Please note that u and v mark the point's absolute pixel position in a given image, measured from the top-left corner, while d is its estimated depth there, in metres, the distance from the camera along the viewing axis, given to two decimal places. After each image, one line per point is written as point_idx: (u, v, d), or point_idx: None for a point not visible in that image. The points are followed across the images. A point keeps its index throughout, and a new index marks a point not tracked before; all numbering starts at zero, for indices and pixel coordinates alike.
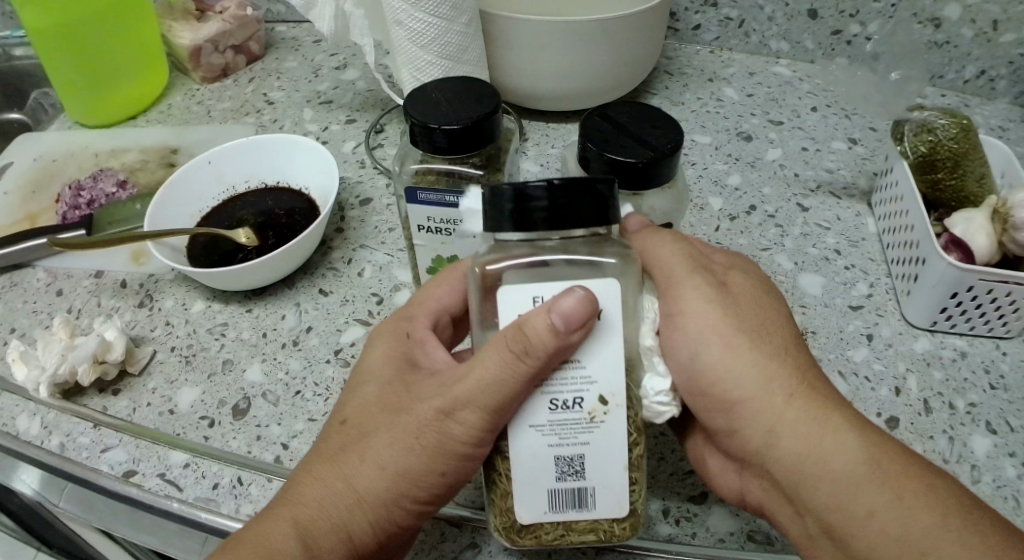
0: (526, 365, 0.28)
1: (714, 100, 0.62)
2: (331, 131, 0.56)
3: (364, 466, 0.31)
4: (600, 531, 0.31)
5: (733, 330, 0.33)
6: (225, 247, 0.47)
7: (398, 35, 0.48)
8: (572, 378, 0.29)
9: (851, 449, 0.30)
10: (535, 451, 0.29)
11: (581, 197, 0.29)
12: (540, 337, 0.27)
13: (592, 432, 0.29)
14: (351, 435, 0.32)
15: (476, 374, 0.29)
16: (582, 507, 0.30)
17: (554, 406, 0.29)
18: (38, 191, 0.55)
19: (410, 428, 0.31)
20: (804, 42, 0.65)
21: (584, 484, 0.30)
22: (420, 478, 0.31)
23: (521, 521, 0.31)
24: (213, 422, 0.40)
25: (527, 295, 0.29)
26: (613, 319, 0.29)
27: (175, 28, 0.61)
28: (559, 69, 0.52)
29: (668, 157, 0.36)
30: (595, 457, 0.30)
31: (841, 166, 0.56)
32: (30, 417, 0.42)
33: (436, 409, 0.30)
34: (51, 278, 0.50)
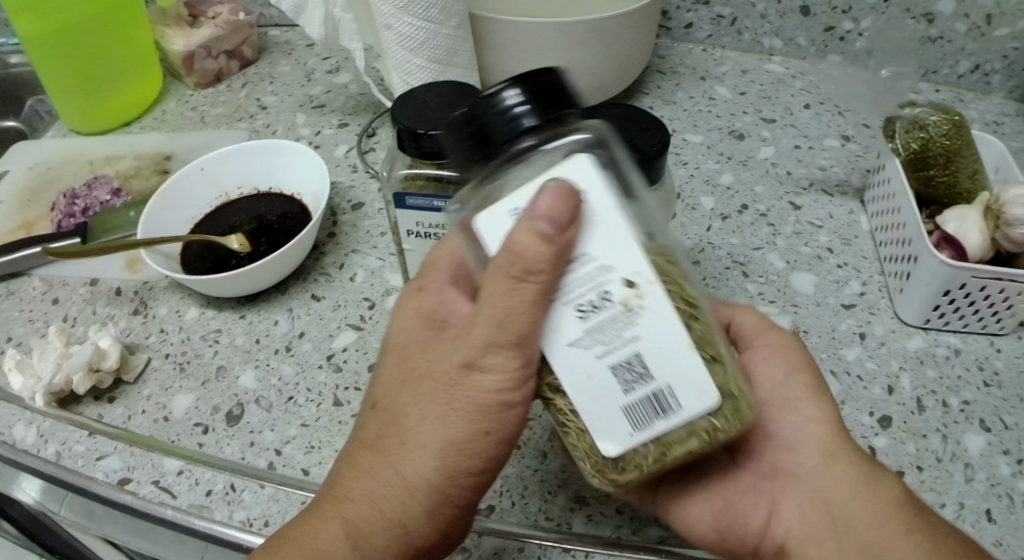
0: (531, 285, 0.26)
1: (706, 99, 0.62)
2: (323, 135, 0.56)
3: (409, 449, 0.30)
4: (703, 436, 0.26)
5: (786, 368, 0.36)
6: (220, 254, 0.47)
7: (388, 39, 0.48)
8: (588, 275, 0.26)
9: (890, 489, 0.32)
10: (586, 372, 0.26)
11: (542, 87, 0.27)
12: (529, 248, 0.25)
13: (634, 322, 0.26)
14: (385, 419, 0.31)
15: (493, 314, 0.27)
16: (667, 413, 0.26)
17: (581, 311, 0.26)
18: (33, 199, 0.55)
19: (441, 394, 0.30)
20: (797, 39, 0.64)
21: (655, 384, 0.26)
22: (464, 443, 0.30)
23: (610, 455, 0.27)
24: (208, 429, 0.41)
25: (505, 217, 0.26)
26: (601, 195, 0.26)
27: (168, 34, 0.61)
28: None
29: (655, 159, 0.36)
30: (652, 350, 0.26)
31: (834, 164, 0.56)
32: (27, 425, 0.42)
33: (462, 366, 0.29)
34: (47, 286, 0.50)
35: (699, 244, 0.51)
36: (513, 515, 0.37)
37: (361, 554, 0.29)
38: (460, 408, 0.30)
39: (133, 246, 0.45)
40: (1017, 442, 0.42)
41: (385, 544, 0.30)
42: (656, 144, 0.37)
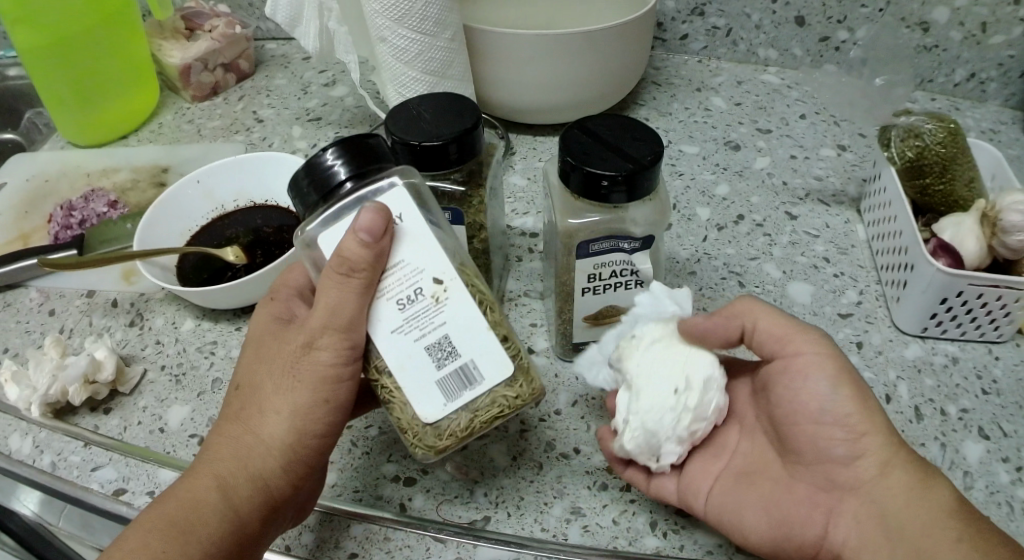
0: (357, 280, 0.31)
1: (701, 109, 0.62)
2: (319, 147, 0.57)
3: (263, 416, 0.33)
4: (501, 403, 0.33)
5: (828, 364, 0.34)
6: (216, 266, 0.47)
7: (382, 51, 0.48)
8: (403, 275, 0.31)
9: (948, 495, 0.32)
10: (405, 353, 0.31)
11: (355, 148, 0.32)
12: (356, 254, 0.30)
13: (442, 312, 0.31)
14: (246, 395, 0.34)
15: (324, 301, 0.31)
16: (472, 384, 0.32)
17: (401, 305, 0.31)
18: (30, 211, 0.55)
19: (289, 369, 0.33)
20: (793, 49, 0.65)
21: (461, 361, 0.31)
22: (307, 412, 0.33)
23: (427, 421, 0.32)
24: (203, 440, 0.41)
25: (336, 230, 0.32)
26: (411, 214, 0.32)
27: (165, 48, 0.61)
28: (544, 83, 0.52)
29: (648, 169, 0.36)
30: (458, 332, 0.31)
31: (830, 173, 0.56)
32: (22, 436, 0.42)
33: (303, 345, 0.33)
34: (44, 298, 0.50)
35: (694, 254, 0.51)
36: (508, 525, 0.36)
37: (226, 505, 0.32)
38: (309, 379, 0.33)
39: (128, 258, 0.45)
40: (1017, 450, 0.42)
41: (246, 501, 0.32)
42: (649, 154, 0.36)
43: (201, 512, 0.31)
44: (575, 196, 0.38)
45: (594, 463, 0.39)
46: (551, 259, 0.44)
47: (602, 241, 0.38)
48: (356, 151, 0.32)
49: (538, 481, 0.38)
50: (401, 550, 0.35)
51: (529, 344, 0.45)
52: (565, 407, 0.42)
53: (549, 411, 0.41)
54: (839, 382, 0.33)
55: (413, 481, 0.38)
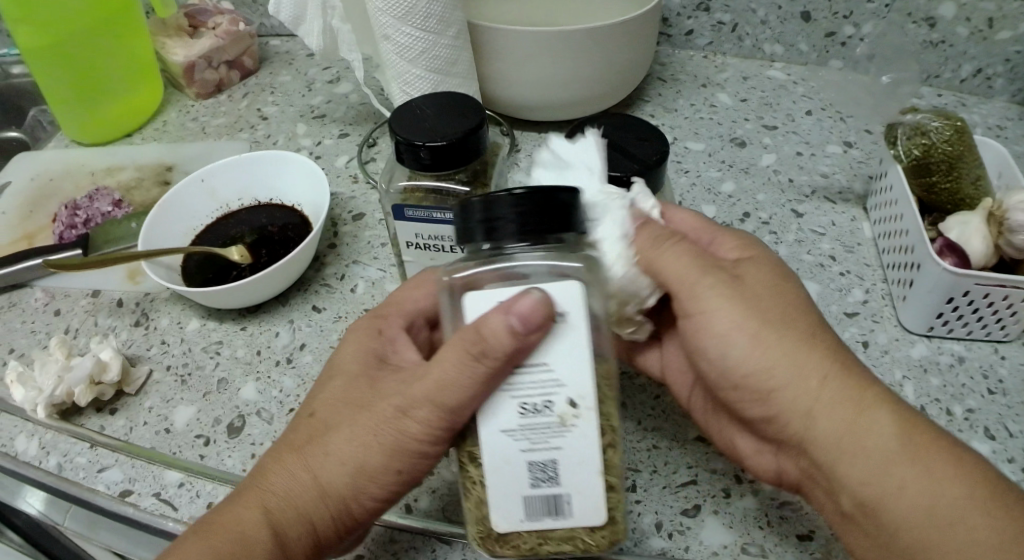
0: (482, 367, 0.28)
1: (707, 106, 0.62)
2: (323, 145, 0.57)
3: (329, 461, 0.32)
4: (578, 541, 0.30)
5: (753, 320, 0.31)
6: (221, 265, 0.48)
7: (386, 49, 0.48)
8: (539, 381, 0.29)
9: (891, 436, 0.29)
10: (507, 461, 0.29)
11: (542, 206, 0.29)
12: (500, 341, 0.28)
13: (563, 436, 0.29)
14: (316, 430, 0.33)
15: (436, 372, 0.30)
16: (559, 515, 0.30)
17: (523, 410, 0.29)
18: (34, 210, 0.55)
19: (370, 425, 0.32)
20: (799, 45, 0.65)
21: (560, 490, 0.29)
22: (374, 475, 0.32)
23: (498, 530, 0.30)
24: (209, 441, 0.41)
25: (485, 299, 0.29)
26: (577, 320, 0.29)
27: (168, 45, 0.61)
28: (549, 79, 0.52)
29: (653, 169, 0.36)
30: (570, 461, 0.29)
31: (836, 170, 0.56)
32: (28, 438, 0.42)
33: (395, 407, 0.32)
34: (48, 298, 0.50)
35: None
36: None
37: (272, 542, 0.32)
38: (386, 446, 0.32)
39: (134, 257, 0.45)
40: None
41: (290, 539, 0.32)
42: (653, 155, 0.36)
43: (250, 545, 0.31)
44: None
45: None
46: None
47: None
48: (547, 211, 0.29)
49: None
50: (407, 551, 0.36)
51: None
52: None
53: None
54: (757, 340, 0.31)
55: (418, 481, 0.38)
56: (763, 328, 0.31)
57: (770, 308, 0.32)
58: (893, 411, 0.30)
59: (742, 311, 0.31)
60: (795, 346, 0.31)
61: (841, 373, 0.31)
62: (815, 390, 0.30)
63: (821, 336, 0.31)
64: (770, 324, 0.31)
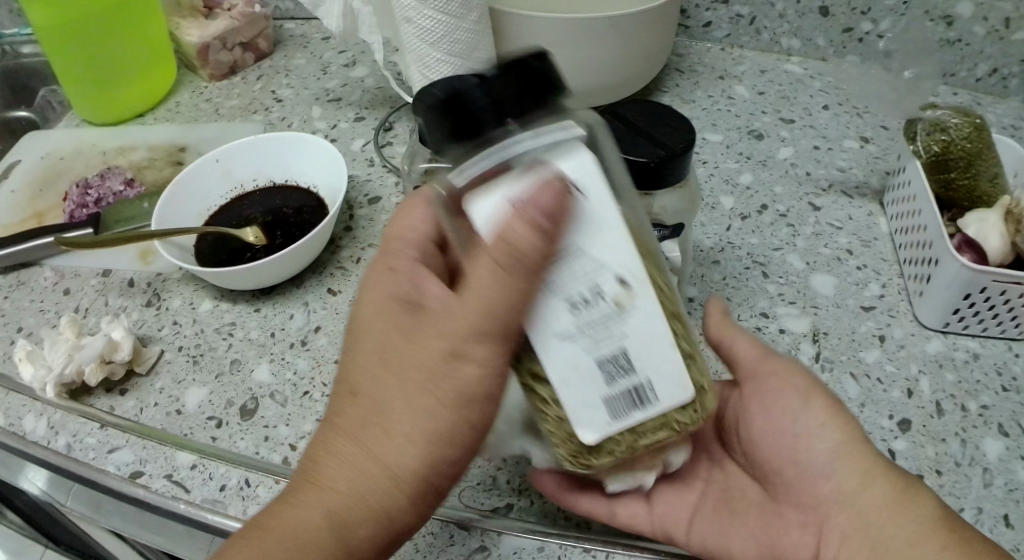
0: (521, 275, 0.26)
1: (725, 98, 0.62)
2: (339, 128, 0.59)
3: (389, 439, 0.29)
4: (673, 424, 0.28)
5: (816, 401, 0.36)
6: (233, 247, 0.47)
7: (407, 32, 0.48)
8: (581, 271, 0.26)
9: (929, 511, 0.32)
10: (572, 366, 0.27)
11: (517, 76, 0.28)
12: (529, 240, 0.25)
13: (623, 321, 0.27)
14: (365, 408, 0.30)
15: (480, 298, 0.27)
16: (645, 405, 0.27)
17: (573, 306, 0.26)
18: (45, 188, 0.55)
19: (423, 383, 0.29)
20: (816, 40, 0.65)
21: (637, 378, 0.27)
22: (444, 439, 0.29)
23: (588, 442, 0.27)
24: (221, 423, 0.40)
25: (492, 198, 0.26)
26: (595, 194, 0.27)
27: (183, 25, 0.62)
28: (569, 66, 0.51)
29: (680, 156, 0.35)
30: (638, 347, 0.27)
31: (852, 165, 0.56)
32: (37, 417, 0.41)
33: (444, 352, 0.28)
34: (58, 277, 0.50)
35: (718, 243, 0.51)
36: (531, 514, 0.36)
37: (343, 545, 0.29)
38: (445, 401, 0.29)
39: (147, 237, 0.45)
40: None
41: (364, 537, 0.29)
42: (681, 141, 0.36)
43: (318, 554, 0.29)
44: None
45: None
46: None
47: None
48: (519, 81, 0.28)
49: None
50: (424, 536, 0.35)
51: None
52: None
53: None
54: (820, 415, 0.35)
55: None
56: (798, 440, 0.35)
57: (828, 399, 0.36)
58: (932, 499, 0.33)
59: (780, 419, 0.36)
60: (850, 428, 0.35)
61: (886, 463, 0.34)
62: (862, 465, 0.34)
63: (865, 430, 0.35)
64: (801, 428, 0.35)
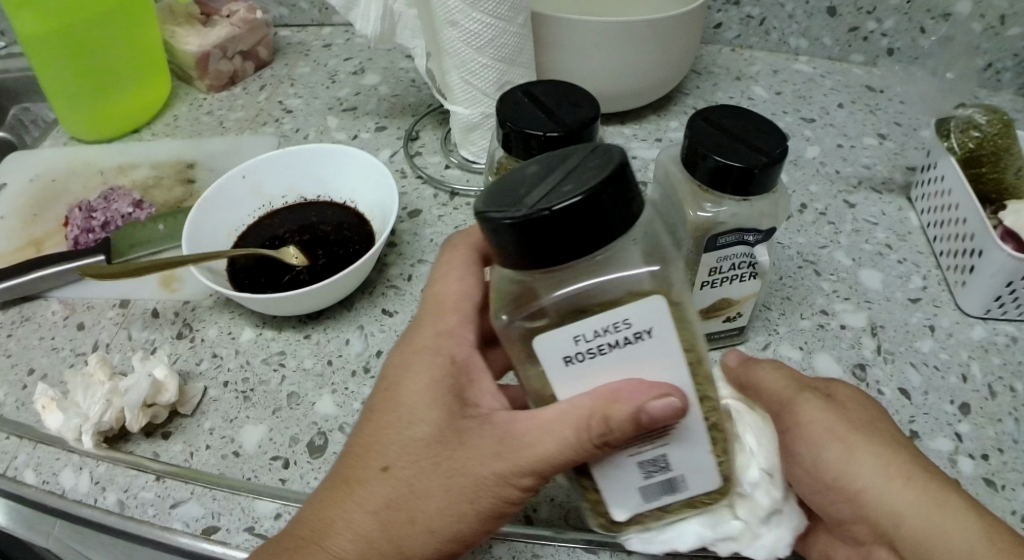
0: (596, 444, 0.26)
1: (746, 98, 0.64)
2: (360, 138, 0.56)
3: (414, 527, 0.29)
4: (695, 503, 0.30)
5: (844, 427, 0.32)
6: (273, 268, 0.44)
7: (449, 36, 0.46)
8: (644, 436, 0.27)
9: (977, 535, 0.29)
10: (614, 466, 0.28)
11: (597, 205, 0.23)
12: (624, 428, 0.25)
13: (669, 436, 0.27)
14: (396, 489, 0.29)
15: (550, 440, 0.27)
16: (675, 492, 0.29)
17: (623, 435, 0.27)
18: (41, 213, 0.50)
19: (470, 490, 0.28)
20: (823, 39, 0.66)
21: (672, 474, 0.28)
22: (463, 539, 0.29)
23: (617, 518, 0.29)
24: (289, 463, 0.36)
25: (565, 338, 0.25)
26: (668, 339, 0.26)
27: (178, 33, 0.58)
28: (609, 67, 0.53)
29: (779, 163, 0.35)
30: (677, 455, 0.28)
31: (876, 162, 0.58)
32: (76, 471, 0.36)
33: (498, 473, 0.28)
34: (69, 310, 0.45)
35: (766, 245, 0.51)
36: None
37: None
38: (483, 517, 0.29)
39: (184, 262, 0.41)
40: None
41: None
42: (778, 146, 0.35)
43: None
44: (705, 189, 0.37)
45: None
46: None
47: (731, 234, 0.37)
48: (595, 211, 0.23)
49: None
50: None
51: None
52: None
53: None
54: (847, 444, 0.32)
55: None
56: (835, 483, 0.32)
57: (862, 420, 0.33)
58: (978, 517, 0.30)
59: (811, 461, 0.32)
60: (887, 449, 0.32)
61: (925, 478, 0.31)
62: (897, 488, 0.31)
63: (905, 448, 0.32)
64: (839, 467, 0.32)
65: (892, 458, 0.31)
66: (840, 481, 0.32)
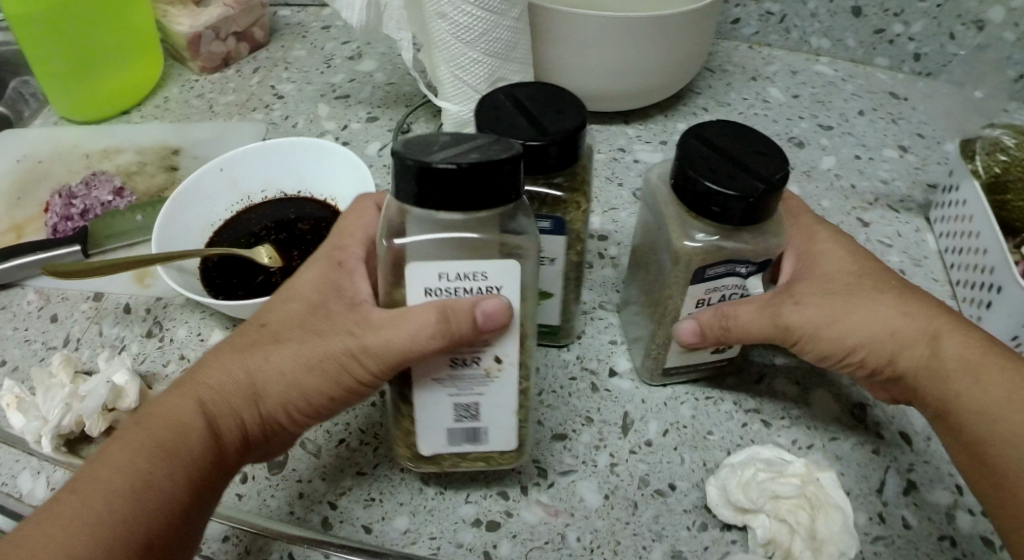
0: (437, 343, 0.28)
1: (760, 101, 0.61)
2: (351, 128, 0.54)
3: (271, 369, 0.30)
4: (490, 459, 0.33)
5: (821, 288, 0.36)
6: (246, 268, 0.42)
7: (439, 28, 0.44)
8: (471, 378, 0.30)
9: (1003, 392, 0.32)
10: (433, 400, 0.31)
11: (489, 178, 0.25)
12: (462, 326, 0.27)
13: (486, 385, 0.30)
14: (267, 337, 0.31)
15: (400, 316, 0.29)
16: (476, 442, 0.32)
17: (454, 363, 0.29)
18: (24, 196, 0.49)
19: (325, 350, 0.30)
20: (846, 40, 0.62)
21: (478, 425, 0.31)
22: (314, 398, 0.30)
23: (422, 453, 0.32)
24: (247, 478, 0.36)
25: (435, 269, 0.28)
26: (512, 295, 0.29)
27: (171, 13, 0.57)
28: (613, 66, 0.50)
29: (777, 190, 0.32)
30: (488, 403, 0.31)
31: (895, 177, 0.54)
32: (33, 476, 0.36)
33: (353, 344, 0.30)
34: (43, 300, 0.44)
35: None
36: None
37: (202, 431, 0.29)
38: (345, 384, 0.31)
39: (152, 262, 0.40)
40: None
41: (216, 435, 0.30)
42: (780, 167, 0.33)
43: (176, 428, 0.29)
44: (694, 214, 0.34)
45: (690, 500, 0.35)
46: (648, 284, 0.40)
47: (719, 266, 0.35)
48: (485, 177, 0.25)
49: (633, 523, 0.34)
50: None
51: (611, 364, 0.42)
52: (656, 437, 0.38)
53: (639, 442, 0.38)
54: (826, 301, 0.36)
55: (497, 525, 0.34)
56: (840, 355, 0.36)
57: (835, 290, 0.36)
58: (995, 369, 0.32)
59: (817, 341, 0.36)
60: (871, 314, 0.35)
61: (927, 343, 0.34)
62: (905, 351, 0.34)
63: (890, 307, 0.35)
64: (844, 325, 0.35)
65: (874, 314, 0.35)
66: (850, 340, 0.35)
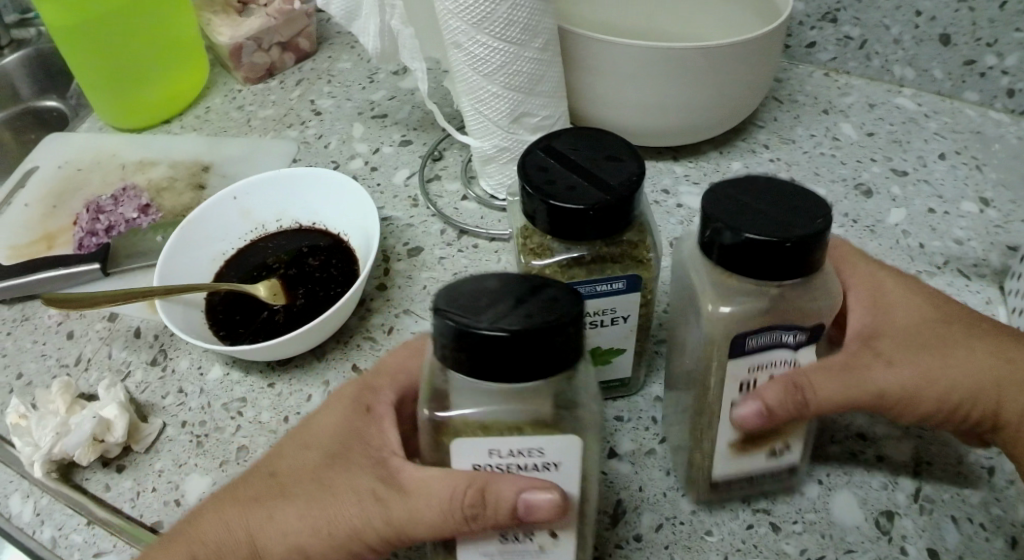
0: (468, 527, 0.25)
1: (830, 138, 0.54)
2: (382, 152, 0.52)
3: (272, 533, 0.28)
4: None
5: (902, 341, 0.32)
6: (248, 304, 0.42)
7: (457, 58, 0.42)
8: (517, 553, 0.27)
9: None
10: None
11: (545, 346, 0.22)
12: (496, 514, 0.24)
13: (538, 559, 0.27)
14: (272, 492, 0.29)
15: (417, 494, 0.26)
16: None
17: (503, 539, 0.26)
18: (60, 205, 0.51)
19: (329, 517, 0.27)
20: (932, 71, 0.55)
21: None
22: None
23: None
24: None
25: (482, 448, 0.25)
26: (570, 471, 0.25)
27: (214, 22, 0.57)
28: (654, 102, 0.46)
29: (822, 237, 0.27)
30: None
31: (971, 236, 0.47)
32: (23, 498, 0.37)
33: (360, 513, 0.27)
34: (64, 317, 0.45)
35: None
36: None
37: None
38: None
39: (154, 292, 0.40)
40: None
41: None
42: (822, 210, 0.28)
43: None
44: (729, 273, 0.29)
45: None
46: None
47: (764, 335, 0.29)
48: (542, 345, 0.22)
49: None
50: None
51: (612, 444, 0.39)
52: (647, 533, 0.35)
53: (627, 537, 0.35)
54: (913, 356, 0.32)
55: None
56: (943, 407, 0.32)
57: (919, 343, 0.32)
58: None
59: (914, 397, 0.32)
60: (969, 363, 0.32)
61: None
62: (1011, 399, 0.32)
63: (976, 349, 0.33)
64: (943, 377, 0.32)
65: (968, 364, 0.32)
66: (953, 395, 0.32)
